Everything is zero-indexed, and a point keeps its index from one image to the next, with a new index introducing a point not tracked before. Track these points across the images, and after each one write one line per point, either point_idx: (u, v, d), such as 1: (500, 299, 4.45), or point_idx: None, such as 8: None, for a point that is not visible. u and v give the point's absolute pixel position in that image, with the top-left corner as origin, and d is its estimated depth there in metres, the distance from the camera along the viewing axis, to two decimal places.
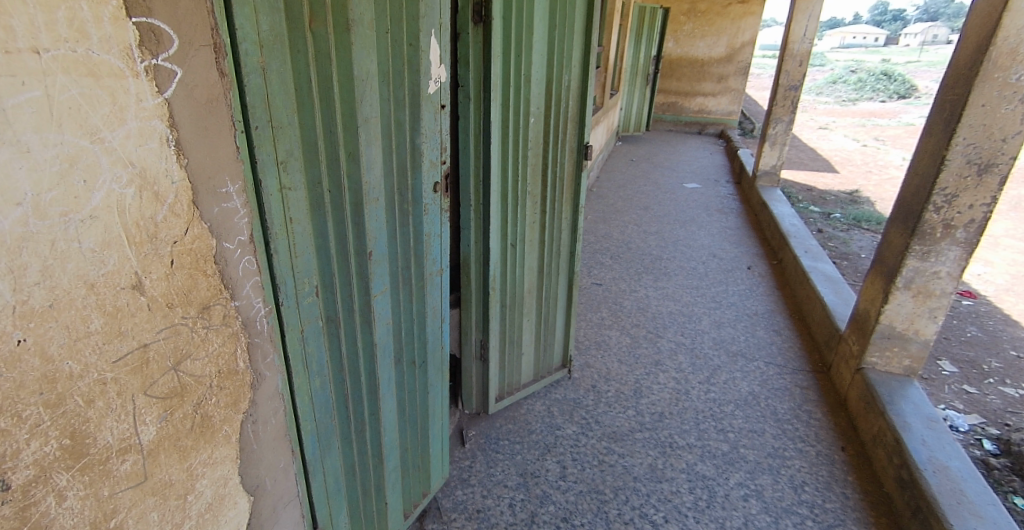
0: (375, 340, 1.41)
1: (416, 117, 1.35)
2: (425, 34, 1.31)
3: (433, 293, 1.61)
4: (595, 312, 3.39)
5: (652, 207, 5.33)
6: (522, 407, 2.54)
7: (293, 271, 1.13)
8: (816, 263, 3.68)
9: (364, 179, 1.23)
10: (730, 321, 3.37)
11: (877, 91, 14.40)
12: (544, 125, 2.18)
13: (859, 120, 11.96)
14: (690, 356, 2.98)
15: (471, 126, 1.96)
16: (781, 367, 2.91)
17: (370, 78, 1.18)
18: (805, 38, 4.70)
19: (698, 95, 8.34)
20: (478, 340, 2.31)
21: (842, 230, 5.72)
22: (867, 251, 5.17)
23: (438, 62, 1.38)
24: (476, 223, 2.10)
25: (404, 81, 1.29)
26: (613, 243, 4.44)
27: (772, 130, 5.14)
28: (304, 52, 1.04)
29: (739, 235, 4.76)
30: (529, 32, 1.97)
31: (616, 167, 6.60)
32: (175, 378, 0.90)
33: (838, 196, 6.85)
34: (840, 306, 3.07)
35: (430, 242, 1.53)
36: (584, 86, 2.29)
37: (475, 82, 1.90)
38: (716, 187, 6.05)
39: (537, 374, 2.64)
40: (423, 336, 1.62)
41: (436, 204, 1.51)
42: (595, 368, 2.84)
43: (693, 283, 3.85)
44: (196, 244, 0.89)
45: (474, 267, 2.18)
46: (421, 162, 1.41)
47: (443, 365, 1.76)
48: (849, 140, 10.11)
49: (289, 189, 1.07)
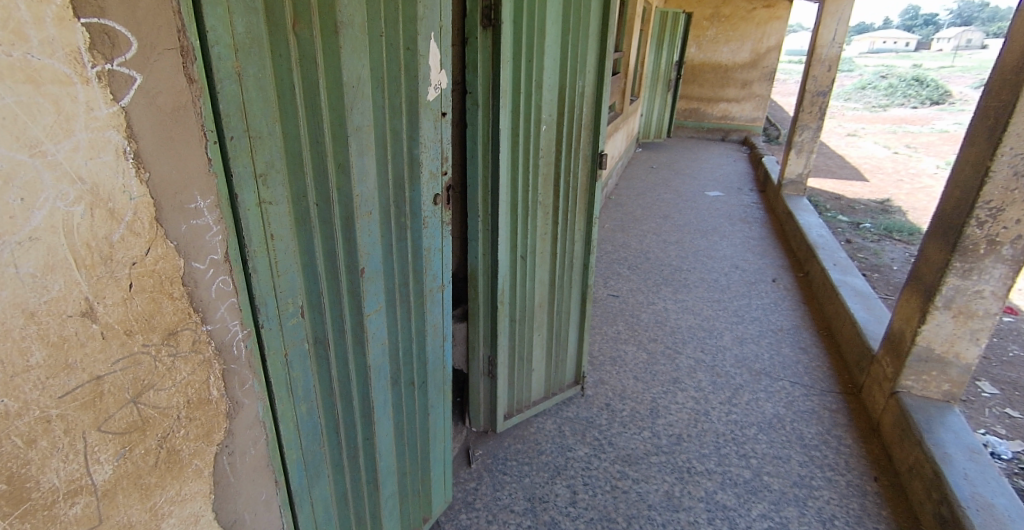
0: (368, 362, 1.32)
1: (414, 125, 1.26)
2: (425, 37, 1.22)
3: (434, 310, 1.52)
4: (611, 325, 3.28)
5: (673, 216, 5.19)
6: (531, 426, 2.44)
7: (275, 291, 1.05)
8: (845, 276, 3.52)
9: (355, 192, 1.15)
10: (753, 337, 3.22)
11: (908, 97, 14.01)
12: (556, 132, 2.08)
13: (890, 126, 11.62)
14: (710, 374, 2.84)
15: (480, 134, 1.87)
16: (808, 387, 2.76)
17: (361, 84, 1.10)
18: (834, 42, 4.54)
19: (721, 101, 8.17)
20: (486, 356, 2.22)
21: (872, 240, 5.50)
22: (900, 263, 4.95)
23: (438, 67, 1.29)
24: (483, 235, 2.01)
25: (401, 87, 1.20)
26: (631, 253, 4.32)
27: (799, 137, 4.97)
28: (287, 56, 0.96)
29: (763, 245, 4.60)
30: (541, 36, 1.88)
31: (636, 174, 6.47)
32: (134, 411, 0.83)
33: (868, 206, 6.62)
34: (872, 324, 2.92)
35: (430, 257, 1.44)
36: (599, 92, 2.18)
37: (483, 89, 1.82)
38: (739, 195, 5.88)
39: (548, 392, 2.54)
40: (423, 356, 1.53)
41: (436, 217, 1.42)
42: (610, 385, 2.73)
43: (714, 296, 3.71)
44: (160, 265, 0.82)
45: (482, 280, 2.09)
46: (420, 174, 1.32)
47: (445, 386, 1.67)
48: (879, 148, 9.82)
49: (270, 203, 0.99)
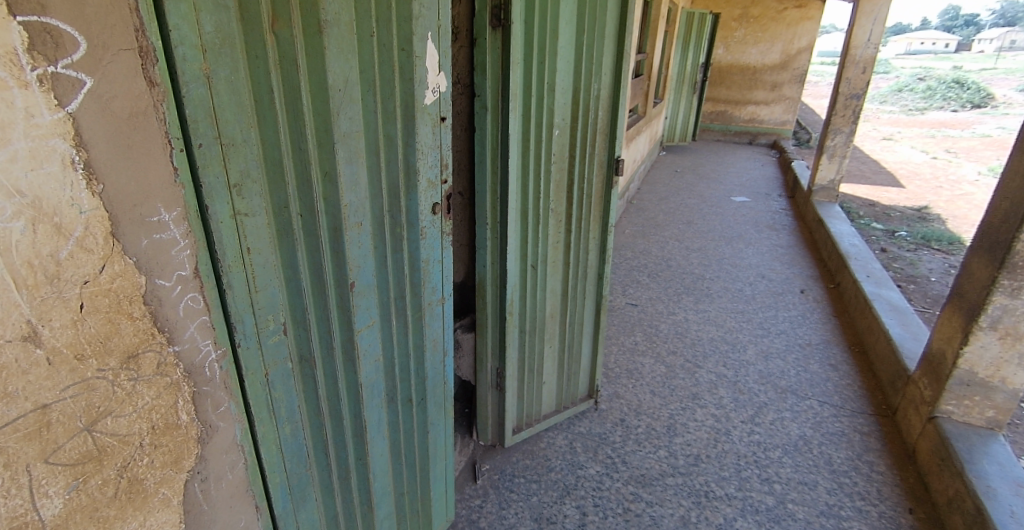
0: (360, 380, 1.25)
1: (410, 130, 1.18)
2: (423, 38, 1.14)
3: (433, 325, 1.44)
4: (628, 336, 3.17)
5: (697, 221, 5.04)
6: (542, 441, 2.35)
7: (254, 308, 0.98)
8: (879, 289, 3.35)
9: (343, 202, 1.08)
10: (779, 352, 3.08)
11: (948, 100, 13.52)
12: (570, 137, 1.99)
13: (929, 130, 11.21)
14: (732, 390, 2.73)
15: (489, 138, 1.79)
16: (838, 408, 2.64)
17: (348, 87, 1.02)
18: (869, 44, 4.34)
19: (749, 104, 7.95)
20: (494, 368, 2.14)
21: (909, 250, 5.27)
22: (938, 274, 4.73)
23: (437, 69, 1.20)
24: (492, 243, 1.93)
25: (395, 91, 1.12)
26: (651, 260, 4.19)
27: (831, 141, 4.79)
28: (264, 57, 0.89)
29: (791, 254, 4.42)
30: (554, 37, 1.79)
31: (659, 178, 6.31)
32: (88, 440, 0.77)
33: (903, 213, 6.36)
34: (909, 341, 2.79)
35: (429, 269, 1.36)
36: (616, 96, 2.08)
37: (492, 92, 1.74)
38: (767, 201, 5.69)
39: (560, 405, 2.45)
40: (421, 372, 1.45)
41: (436, 227, 1.34)
42: (625, 399, 2.62)
43: (738, 307, 3.56)
44: (116, 283, 0.76)
45: (490, 290, 2.01)
46: (417, 182, 1.24)
47: (446, 402, 1.59)
48: (915, 152, 9.46)
49: (246, 214, 0.92)
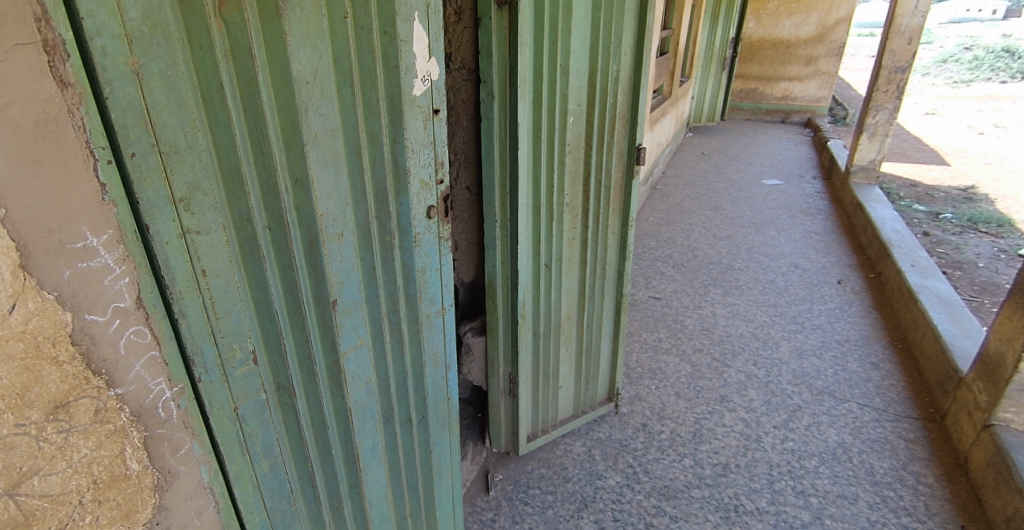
0: (349, 405, 1.13)
1: (397, 125, 1.04)
2: (408, 18, 0.99)
3: (432, 338, 1.31)
4: (651, 332, 3.01)
5: (725, 207, 4.81)
6: (558, 448, 2.24)
7: (216, 337, 0.86)
8: (925, 280, 3.13)
9: (319, 211, 0.94)
10: (814, 350, 2.90)
11: (997, 71, 12.81)
12: (586, 125, 1.83)
13: (975, 103, 10.63)
14: (764, 392, 2.58)
15: (496, 129, 1.65)
16: (880, 411, 2.51)
17: (318, 78, 0.88)
18: (917, 11, 4.02)
19: (782, 80, 7.56)
20: (507, 374, 2.03)
21: (954, 233, 4.97)
22: (986, 259, 4.44)
23: (426, 54, 1.05)
24: (502, 241, 1.80)
25: (377, 81, 0.98)
26: (677, 249, 4.00)
27: (872, 119, 4.50)
28: (210, 48, 0.75)
29: (828, 241, 4.18)
30: (568, 14, 1.62)
31: (685, 161, 6.06)
32: (9, 506, 0.66)
33: (948, 194, 5.99)
34: (960, 338, 2.61)
35: (426, 278, 1.23)
36: (638, 77, 1.89)
37: (499, 78, 1.59)
38: (801, 183, 5.42)
39: (578, 410, 2.33)
40: (421, 390, 1.33)
41: (432, 231, 1.20)
42: (648, 402, 2.49)
43: (770, 299, 3.36)
44: (33, 324, 0.65)
45: (500, 291, 1.89)
46: (408, 184, 1.10)
47: (450, 418, 1.47)
48: (961, 128, 8.94)
49: (198, 231, 0.79)
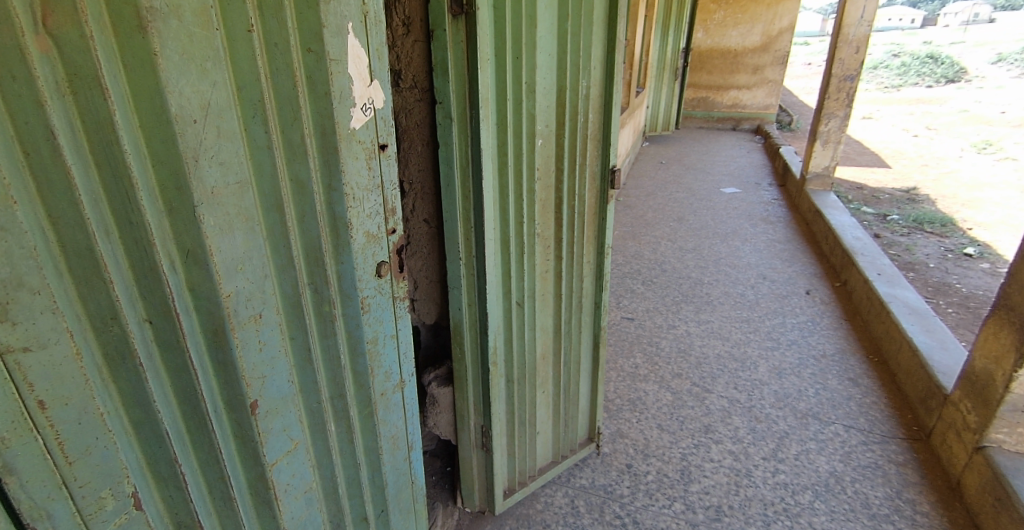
0: (283, 524, 0.88)
1: (332, 168, 0.80)
2: (339, 31, 0.75)
3: (391, 418, 1.06)
4: (627, 358, 2.82)
5: (687, 217, 4.73)
6: (538, 501, 2.00)
7: (70, 489, 0.60)
8: (893, 289, 3.06)
9: (226, 291, 0.69)
10: (793, 368, 2.76)
11: (922, 76, 13.54)
12: (556, 147, 1.62)
13: (907, 107, 11.13)
14: (748, 419, 2.42)
15: (455, 156, 1.44)
16: (866, 433, 2.35)
17: (217, 114, 0.64)
18: (863, 21, 4.02)
19: (731, 89, 7.64)
20: (478, 426, 1.79)
21: (903, 234, 5.03)
22: (937, 259, 4.48)
23: (366, 79, 0.82)
24: (468, 281, 1.58)
25: (301, 113, 0.74)
26: (645, 264, 3.86)
27: (825, 126, 4.49)
28: (30, 79, 0.50)
29: (791, 250, 4.12)
30: (531, 25, 1.42)
31: (644, 172, 5.99)
32: None
33: (893, 195, 6.10)
34: (937, 350, 2.49)
35: (378, 350, 0.98)
36: (609, 93, 1.70)
37: (457, 99, 1.39)
38: (757, 190, 5.41)
39: (558, 455, 2.10)
40: (378, 480, 1.07)
41: (385, 291, 0.96)
42: (630, 439, 2.30)
43: (742, 315, 3.25)
44: None
45: (468, 336, 1.66)
46: (349, 240, 0.85)
47: (415, 505, 1.22)
48: (896, 130, 9.27)
49: (26, 348, 0.54)
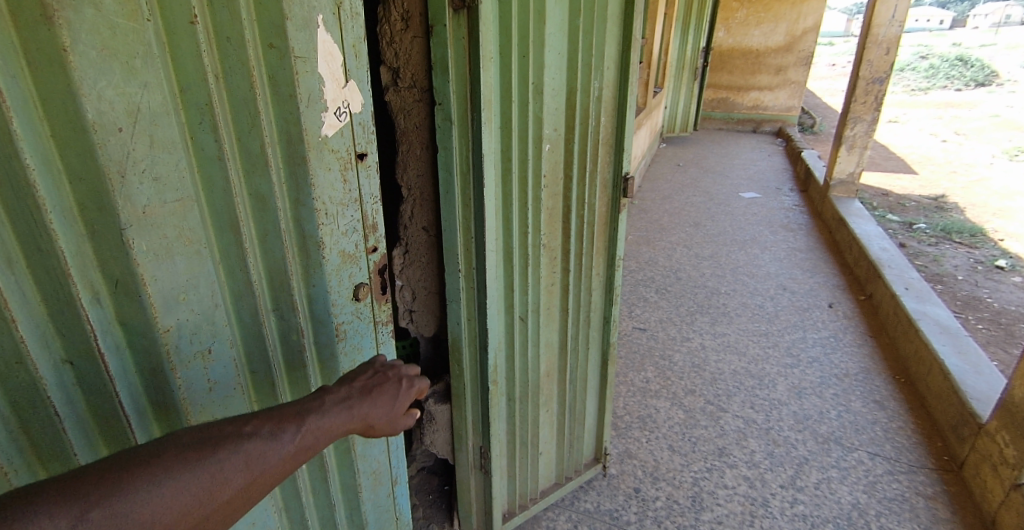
0: None
1: (300, 181, 0.70)
2: (306, 24, 0.65)
3: (372, 454, 0.96)
4: (638, 372, 2.70)
5: (704, 223, 4.58)
6: (540, 526, 1.90)
7: None
8: (923, 305, 2.89)
9: (165, 325, 0.60)
10: (814, 387, 2.62)
11: (951, 79, 13.16)
12: (565, 152, 1.51)
13: (935, 111, 10.81)
14: (765, 442, 2.29)
15: (455, 161, 1.34)
16: (892, 461, 2.21)
17: (149, 119, 0.54)
18: (894, 21, 3.84)
19: (752, 90, 7.45)
20: (477, 447, 1.69)
21: (930, 243, 4.83)
22: (966, 271, 4.29)
23: (340, 81, 0.72)
24: (467, 294, 1.48)
25: (260, 118, 0.65)
26: (659, 272, 3.73)
27: (850, 131, 4.31)
28: None
29: (812, 260, 3.96)
30: (540, 21, 1.31)
31: (661, 174, 5.84)
32: None
33: (919, 203, 5.89)
34: (971, 375, 2.33)
35: None
36: (623, 95, 1.58)
37: (458, 100, 1.28)
38: (778, 196, 5.24)
39: (562, 477, 1.98)
40: (357, 520, 0.97)
41: (364, 315, 0.85)
42: (639, 460, 2.18)
43: (760, 328, 3.11)
44: None
45: (466, 352, 1.56)
46: (321, 262, 0.75)
47: None
48: (923, 135, 8.99)
49: None
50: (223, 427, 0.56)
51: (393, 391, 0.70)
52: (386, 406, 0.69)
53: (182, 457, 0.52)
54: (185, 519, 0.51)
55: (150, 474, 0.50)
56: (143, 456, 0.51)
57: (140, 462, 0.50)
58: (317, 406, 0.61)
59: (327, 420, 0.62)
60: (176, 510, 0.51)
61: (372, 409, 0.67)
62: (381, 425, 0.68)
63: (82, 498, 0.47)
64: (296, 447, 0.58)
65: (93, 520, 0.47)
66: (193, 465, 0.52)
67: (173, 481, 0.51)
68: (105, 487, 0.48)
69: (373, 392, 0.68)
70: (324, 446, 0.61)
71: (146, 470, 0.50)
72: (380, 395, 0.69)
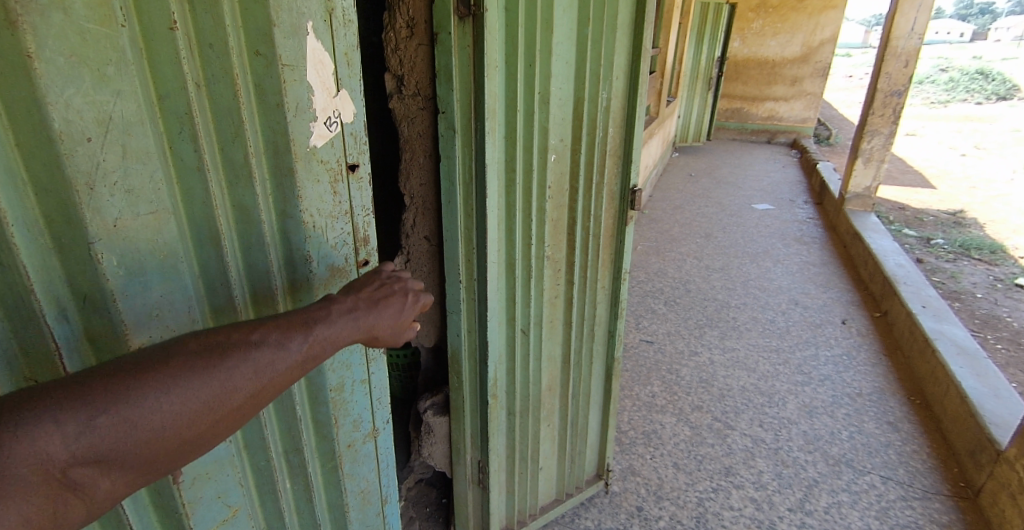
0: None
1: (286, 193, 0.68)
2: (295, 31, 0.63)
3: (359, 473, 0.92)
4: (644, 386, 2.65)
5: (715, 234, 4.52)
6: None
7: None
8: (940, 325, 2.81)
9: (137, 342, 0.58)
10: (825, 407, 2.56)
11: (971, 92, 12.97)
12: (571, 163, 1.48)
13: (955, 124, 10.64)
14: (774, 462, 2.23)
15: (458, 170, 1.32)
16: (905, 487, 2.14)
17: (122, 128, 0.52)
18: (913, 33, 3.79)
19: (768, 100, 7.38)
20: (475, 461, 1.65)
21: (948, 260, 4.72)
22: (985, 289, 4.19)
23: (331, 90, 0.69)
24: (468, 306, 1.45)
25: (244, 128, 0.62)
26: (668, 283, 3.68)
27: (867, 144, 4.23)
28: None
29: (826, 274, 3.89)
30: (547, 30, 1.29)
31: (672, 184, 5.79)
32: None
33: (937, 217, 5.78)
34: (990, 398, 2.26)
35: (346, 399, 0.85)
36: (632, 106, 1.55)
37: (462, 108, 1.26)
38: (791, 208, 5.16)
39: (562, 493, 1.94)
40: None
41: None
42: (642, 477, 2.13)
43: (771, 343, 3.04)
44: None
45: (466, 365, 1.52)
46: (307, 277, 0.73)
47: None
48: (942, 149, 8.86)
49: None
50: (229, 334, 0.55)
51: (397, 304, 0.70)
52: (392, 318, 0.69)
53: (191, 364, 0.51)
54: (196, 424, 0.51)
55: (157, 381, 0.49)
56: (149, 361, 0.50)
57: (148, 367, 0.49)
58: (325, 316, 0.61)
59: (334, 329, 0.62)
60: (186, 416, 0.51)
61: (377, 321, 0.67)
62: (385, 335, 0.69)
63: (90, 403, 0.46)
64: (303, 357, 0.58)
65: (104, 425, 0.47)
66: (202, 374, 0.52)
67: (182, 388, 0.50)
68: (115, 394, 0.48)
69: (379, 304, 0.68)
70: (330, 355, 0.62)
71: (154, 378, 0.49)
72: (386, 308, 0.69)
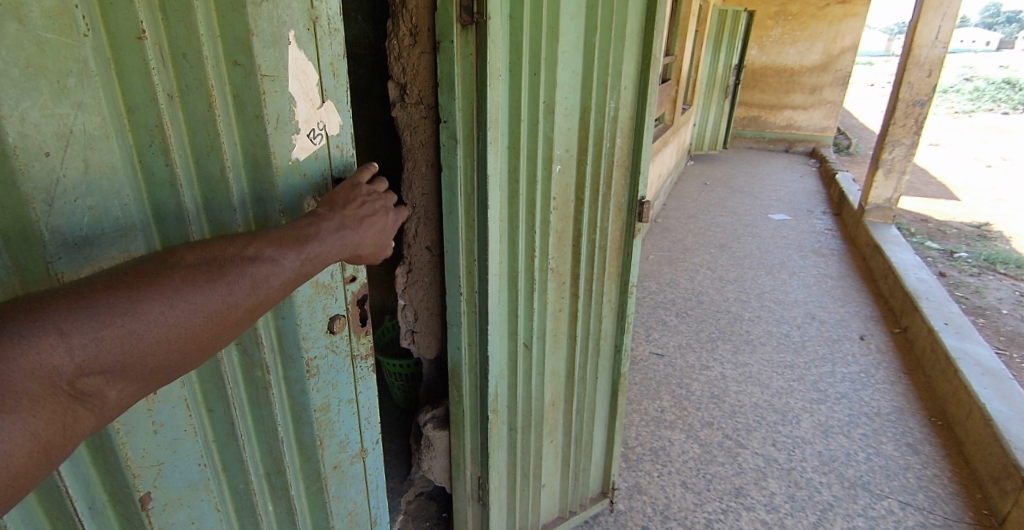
0: None
1: (265, 207, 0.66)
2: (275, 41, 0.62)
3: (346, 494, 0.89)
4: (653, 400, 2.59)
5: (730, 245, 4.44)
6: None
7: None
8: (963, 343, 2.72)
9: None
10: (841, 426, 2.48)
11: (998, 102, 12.69)
12: (577, 174, 1.45)
13: (980, 135, 10.42)
14: (787, 484, 2.16)
15: (459, 181, 1.29)
16: (924, 513, 2.05)
17: (88, 141, 0.51)
18: (937, 42, 3.70)
19: (786, 109, 7.28)
20: (474, 477, 1.62)
21: (971, 274, 4.59)
22: (1010, 305, 4.05)
23: (312, 100, 0.68)
24: (469, 319, 1.42)
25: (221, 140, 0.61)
26: (680, 294, 3.62)
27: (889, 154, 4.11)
28: None
29: (844, 287, 3.79)
30: (553, 38, 1.25)
31: (687, 192, 5.72)
32: None
33: (960, 230, 5.63)
34: (1016, 422, 2.17)
35: (332, 419, 0.83)
36: (641, 116, 1.50)
37: (463, 118, 1.23)
38: (809, 219, 5.06)
39: (565, 510, 1.89)
40: None
41: (339, 348, 0.80)
42: (649, 496, 2.07)
43: (785, 359, 2.96)
44: None
45: (466, 379, 1.49)
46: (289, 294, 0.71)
47: None
48: (966, 160, 8.66)
49: None
50: (226, 249, 0.54)
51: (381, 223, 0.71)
52: (375, 236, 0.70)
53: (190, 279, 0.50)
54: (199, 336, 0.51)
55: (162, 291, 0.48)
56: (148, 272, 0.49)
57: (149, 279, 0.48)
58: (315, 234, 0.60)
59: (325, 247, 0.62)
60: (190, 327, 0.50)
61: (363, 240, 0.68)
62: (368, 252, 0.69)
63: (92, 310, 0.45)
64: (298, 271, 0.59)
65: (109, 336, 0.45)
66: (203, 287, 0.51)
67: (183, 302, 0.50)
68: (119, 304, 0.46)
69: (365, 222, 0.68)
70: (320, 271, 0.62)
71: (156, 288, 0.48)
72: (371, 225, 0.69)
